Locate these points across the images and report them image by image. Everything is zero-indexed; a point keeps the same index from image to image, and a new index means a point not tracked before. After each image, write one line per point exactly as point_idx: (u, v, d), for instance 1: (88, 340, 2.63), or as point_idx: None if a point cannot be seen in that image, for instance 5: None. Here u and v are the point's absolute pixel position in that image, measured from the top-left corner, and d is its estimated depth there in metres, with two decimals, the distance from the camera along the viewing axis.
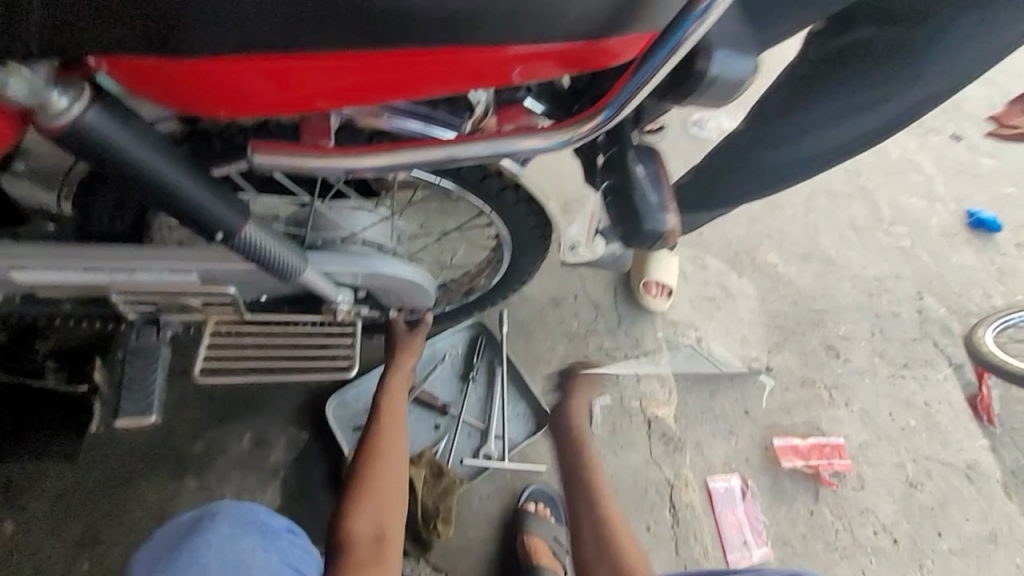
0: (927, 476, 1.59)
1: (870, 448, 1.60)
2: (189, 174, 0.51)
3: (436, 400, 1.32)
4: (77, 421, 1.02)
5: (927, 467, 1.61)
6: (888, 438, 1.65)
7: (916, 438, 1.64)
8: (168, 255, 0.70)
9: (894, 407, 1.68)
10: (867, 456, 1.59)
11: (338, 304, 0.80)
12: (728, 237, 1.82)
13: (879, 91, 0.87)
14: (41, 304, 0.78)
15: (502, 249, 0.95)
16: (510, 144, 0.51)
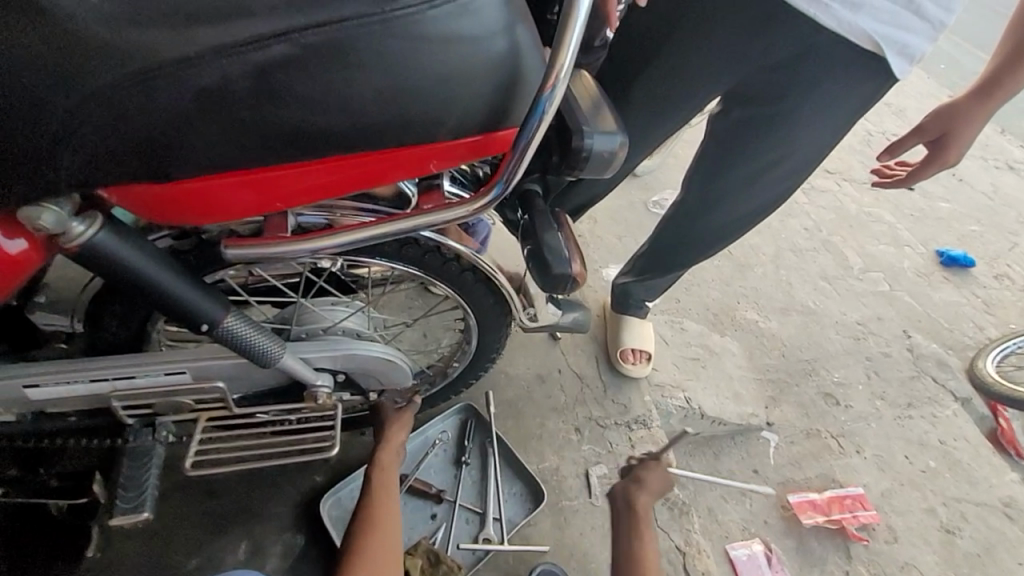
0: (963, 519, 1.58)
1: (893, 496, 1.60)
2: (177, 276, 0.62)
3: (431, 488, 1.32)
4: (73, 547, 1.06)
5: (962, 509, 1.60)
6: (913, 482, 1.63)
7: (942, 480, 1.64)
8: (163, 359, 0.80)
9: (909, 449, 1.69)
10: (892, 504, 1.58)
11: (319, 388, 0.88)
12: (705, 300, 1.90)
13: (772, 155, 1.04)
14: (51, 421, 0.86)
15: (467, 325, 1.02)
16: (437, 216, 0.62)
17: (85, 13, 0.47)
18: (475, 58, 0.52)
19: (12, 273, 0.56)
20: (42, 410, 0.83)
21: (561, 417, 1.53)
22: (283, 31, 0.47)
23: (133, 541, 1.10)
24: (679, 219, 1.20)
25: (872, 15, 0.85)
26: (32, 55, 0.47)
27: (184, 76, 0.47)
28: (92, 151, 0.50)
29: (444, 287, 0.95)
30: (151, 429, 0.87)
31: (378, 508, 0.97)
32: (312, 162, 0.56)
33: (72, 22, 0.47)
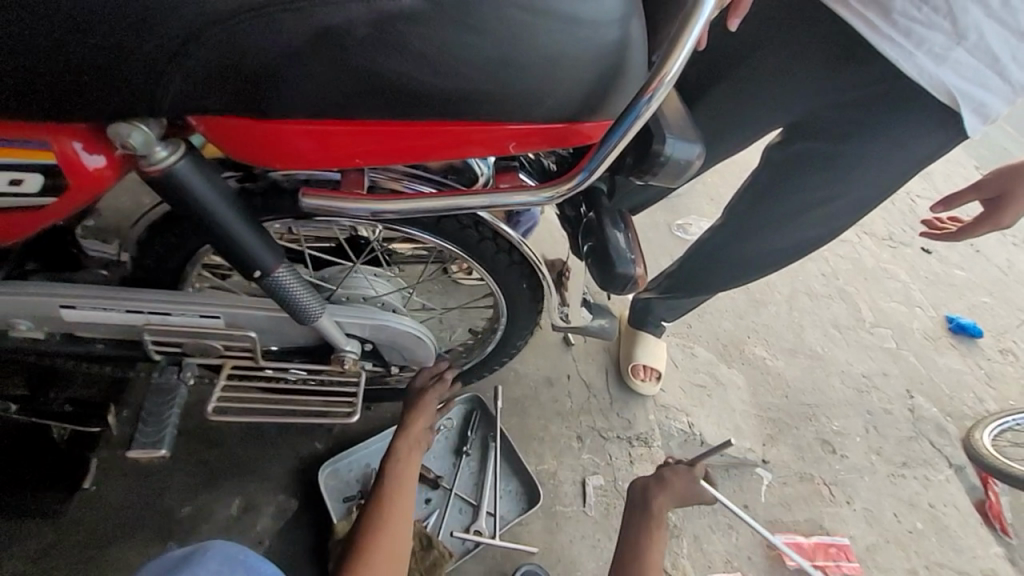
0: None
1: (878, 551, 1.59)
2: (242, 217, 0.61)
3: (429, 472, 1.32)
4: (70, 477, 1.04)
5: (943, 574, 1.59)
6: (898, 541, 1.63)
7: (927, 543, 1.63)
8: (201, 300, 0.80)
9: (898, 507, 1.68)
10: (875, 560, 1.58)
11: (346, 354, 0.88)
12: (716, 330, 1.90)
13: (825, 193, 1.04)
14: (76, 344, 0.83)
15: (497, 311, 1.01)
16: (509, 199, 0.62)
17: None
18: (586, 46, 0.52)
19: (90, 189, 0.58)
20: (71, 333, 0.82)
21: (564, 422, 1.52)
22: None
23: (129, 478, 1.10)
24: (715, 243, 1.19)
25: (954, 69, 0.86)
26: None
27: (305, 17, 0.47)
28: (196, 76, 0.49)
29: (481, 269, 0.94)
30: (177, 368, 0.86)
31: (392, 503, 0.94)
32: (402, 124, 0.55)
33: None
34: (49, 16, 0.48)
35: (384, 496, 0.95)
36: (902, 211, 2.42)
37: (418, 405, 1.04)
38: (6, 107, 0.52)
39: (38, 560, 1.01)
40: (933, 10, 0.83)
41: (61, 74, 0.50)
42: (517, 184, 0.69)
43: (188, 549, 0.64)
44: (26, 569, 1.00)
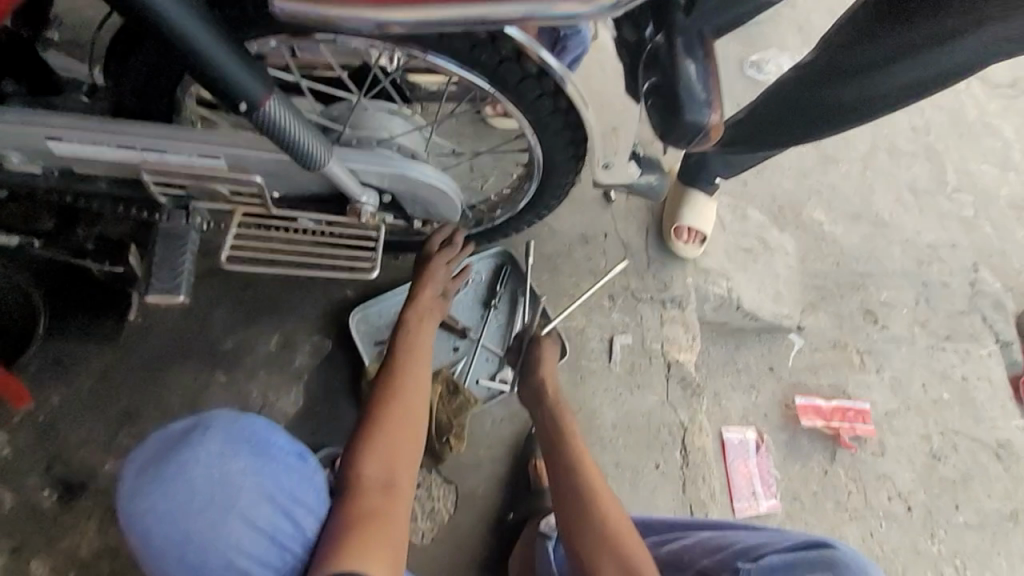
0: (953, 449, 1.59)
1: (896, 417, 1.60)
2: (216, 35, 0.55)
3: (457, 323, 1.31)
4: (118, 307, 1.11)
5: (955, 441, 1.60)
6: (918, 408, 1.62)
7: (947, 412, 1.62)
8: (198, 138, 0.71)
9: (929, 378, 1.65)
10: (891, 424, 1.60)
11: (362, 206, 0.81)
12: (774, 190, 1.71)
13: (965, 19, 0.82)
14: (81, 183, 0.78)
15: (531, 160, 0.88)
16: (543, 3, 0.53)
17: None
18: None
19: None
20: (70, 170, 0.75)
21: (598, 281, 1.48)
22: None
23: (172, 314, 1.15)
24: (798, 90, 0.98)
25: None
26: None
27: None
28: None
29: (515, 111, 0.79)
30: (184, 213, 0.80)
31: (405, 374, 0.94)
32: None
33: None
34: None
35: (399, 364, 0.96)
36: None
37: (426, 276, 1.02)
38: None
39: (102, 380, 1.09)
40: None
41: None
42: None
43: (190, 422, 0.65)
44: (93, 388, 1.08)
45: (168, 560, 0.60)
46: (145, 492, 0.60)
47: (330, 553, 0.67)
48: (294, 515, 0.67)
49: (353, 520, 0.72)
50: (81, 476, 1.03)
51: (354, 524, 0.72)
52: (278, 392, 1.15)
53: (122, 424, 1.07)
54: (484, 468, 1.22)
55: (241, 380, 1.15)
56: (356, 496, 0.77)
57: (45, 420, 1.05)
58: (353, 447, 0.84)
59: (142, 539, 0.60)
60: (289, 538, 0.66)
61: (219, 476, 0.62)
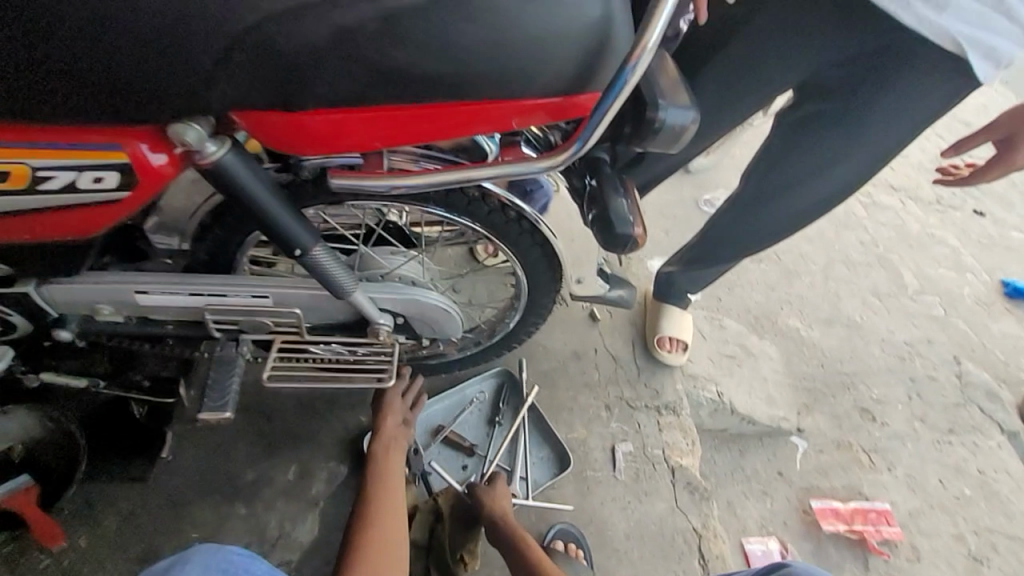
0: (993, 550, 1.59)
1: (921, 516, 1.62)
2: (285, 204, 0.70)
3: (464, 441, 1.39)
4: (150, 448, 1.17)
5: (993, 540, 1.61)
6: (942, 506, 1.64)
7: (975, 509, 1.65)
8: (252, 282, 0.90)
9: (943, 474, 1.69)
10: (918, 525, 1.61)
11: (381, 327, 0.97)
12: (747, 302, 1.90)
13: (839, 151, 1.05)
14: (151, 326, 0.95)
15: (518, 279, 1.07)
16: (517, 168, 0.68)
17: None
18: (573, 23, 0.58)
19: (157, 184, 0.67)
20: (145, 317, 0.93)
21: (593, 393, 1.58)
22: None
23: (199, 451, 1.23)
24: (735, 211, 1.21)
25: (957, 15, 0.87)
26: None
27: (336, 17, 0.54)
28: (247, 75, 0.57)
29: (501, 244, 1.01)
30: (235, 343, 0.96)
31: (379, 497, 1.04)
32: (417, 108, 0.62)
33: None
34: (108, 35, 0.56)
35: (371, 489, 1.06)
36: None
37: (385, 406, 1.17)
38: (78, 98, 0.59)
39: (128, 520, 1.14)
40: None
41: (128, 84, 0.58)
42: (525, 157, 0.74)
43: (170, 560, 0.67)
44: (119, 528, 1.13)
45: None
46: None
47: None
48: None
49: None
50: None
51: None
52: (293, 519, 1.19)
53: (144, 563, 1.11)
54: None
55: (259, 511, 1.19)
56: None
57: (70, 564, 1.09)
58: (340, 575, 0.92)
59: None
60: None
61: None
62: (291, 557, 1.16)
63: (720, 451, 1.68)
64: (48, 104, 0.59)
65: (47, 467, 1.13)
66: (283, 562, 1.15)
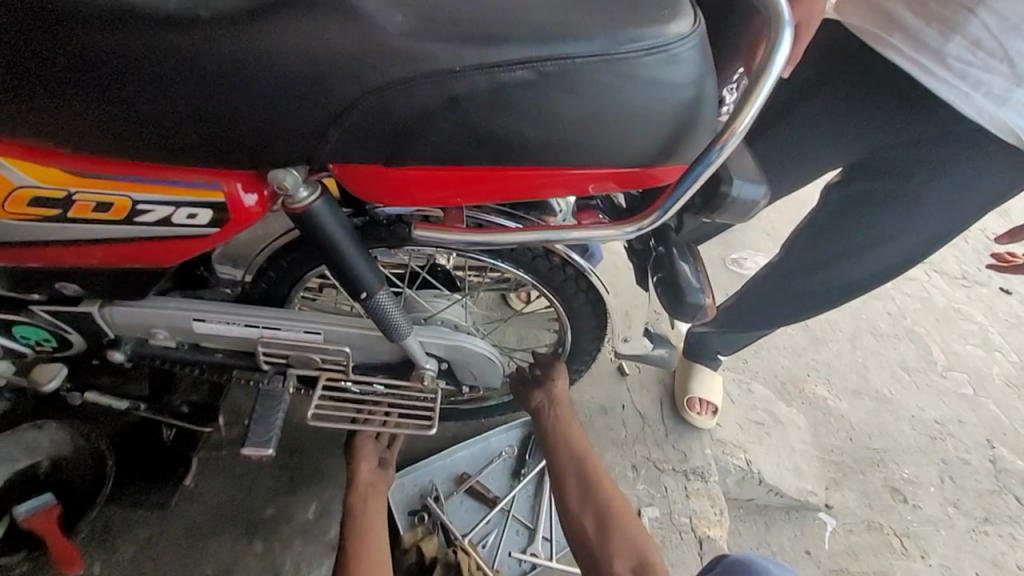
0: None
1: None
2: (358, 247, 0.72)
3: (488, 492, 1.33)
4: (173, 473, 1.15)
5: None
6: None
7: None
8: (306, 318, 0.91)
9: (981, 567, 1.61)
10: None
11: (426, 371, 0.97)
12: (774, 366, 1.87)
13: (888, 230, 1.06)
14: (201, 353, 0.96)
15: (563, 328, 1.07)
16: (588, 232, 0.68)
17: (393, 26, 0.56)
18: (664, 104, 0.60)
19: (243, 222, 0.71)
20: (196, 343, 0.94)
21: (620, 451, 1.55)
22: (529, 60, 0.56)
23: (221, 480, 1.21)
24: (776, 279, 1.21)
25: (1018, 111, 0.90)
26: (305, 60, 0.57)
27: (446, 85, 0.57)
28: (351, 134, 0.60)
29: (551, 296, 1.01)
30: (282, 377, 0.96)
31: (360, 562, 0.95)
32: (500, 170, 0.63)
33: (356, 6, 0.56)
34: (221, 89, 0.58)
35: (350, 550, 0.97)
36: (975, 249, 2.32)
37: (354, 452, 1.09)
38: (186, 143, 0.62)
39: (144, 549, 1.12)
40: (989, 55, 0.88)
41: (237, 134, 0.61)
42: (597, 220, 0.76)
43: None
44: (135, 555, 1.11)
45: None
46: None
47: None
48: None
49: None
50: None
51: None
52: (310, 563, 1.15)
53: None
54: None
55: (276, 551, 1.15)
56: None
57: None
58: None
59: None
60: None
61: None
62: None
63: (745, 521, 1.62)
64: (158, 146, 0.63)
65: (68, 483, 1.10)
66: None
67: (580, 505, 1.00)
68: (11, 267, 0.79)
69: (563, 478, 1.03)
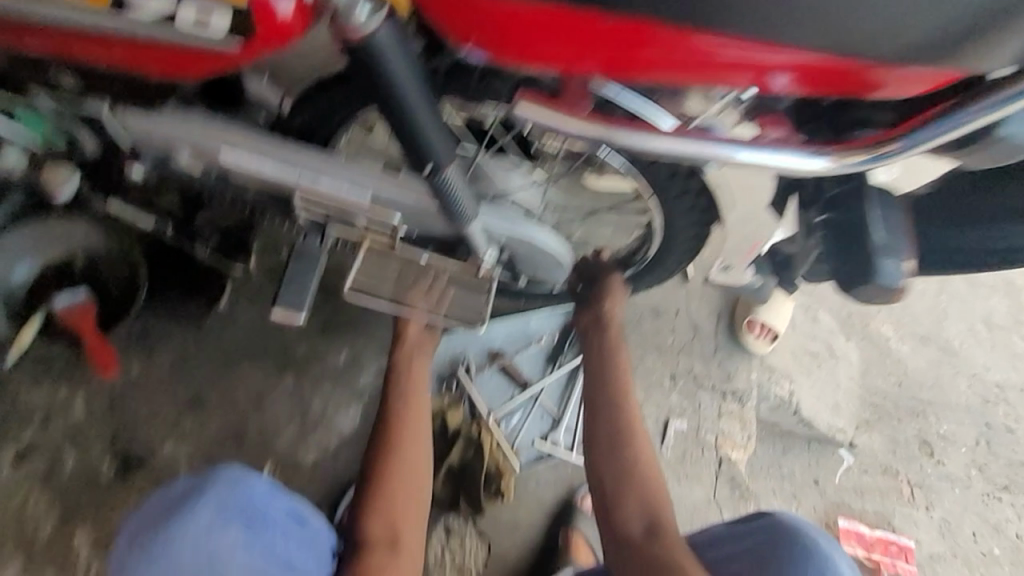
0: None
1: (939, 562, 1.44)
2: (424, 97, 0.56)
3: (520, 375, 1.27)
4: (208, 293, 1.12)
5: None
6: (967, 561, 1.45)
7: (997, 570, 1.44)
8: (354, 170, 0.75)
9: (980, 528, 1.48)
10: (935, 569, 1.43)
11: (483, 260, 0.84)
12: (845, 294, 1.63)
13: None
14: (229, 184, 0.83)
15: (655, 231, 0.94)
16: (778, 151, 0.63)
17: None
18: None
19: (276, 38, 0.55)
20: (223, 174, 0.79)
21: (662, 357, 1.46)
22: None
23: (255, 308, 1.17)
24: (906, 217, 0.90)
25: None
26: None
27: None
28: None
29: (647, 189, 0.85)
30: (320, 235, 0.85)
31: (404, 422, 0.86)
32: (665, 33, 0.52)
33: None
34: None
35: (393, 411, 0.88)
36: None
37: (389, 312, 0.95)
38: None
39: (180, 361, 1.12)
40: None
41: None
42: (783, 129, 0.67)
43: (189, 484, 0.64)
44: (172, 364, 1.11)
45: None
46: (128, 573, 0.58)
47: None
48: None
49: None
50: (141, 453, 1.05)
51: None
52: (337, 407, 1.14)
53: (190, 409, 1.10)
54: (523, 530, 1.18)
55: (306, 389, 1.15)
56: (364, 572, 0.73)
57: (124, 388, 1.09)
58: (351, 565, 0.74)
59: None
60: None
61: (208, 551, 0.60)
62: (330, 443, 1.12)
63: (764, 442, 1.47)
64: None
65: (105, 287, 1.05)
66: (321, 445, 1.12)
67: (607, 454, 0.88)
68: (14, 49, 0.66)
69: (596, 415, 0.91)
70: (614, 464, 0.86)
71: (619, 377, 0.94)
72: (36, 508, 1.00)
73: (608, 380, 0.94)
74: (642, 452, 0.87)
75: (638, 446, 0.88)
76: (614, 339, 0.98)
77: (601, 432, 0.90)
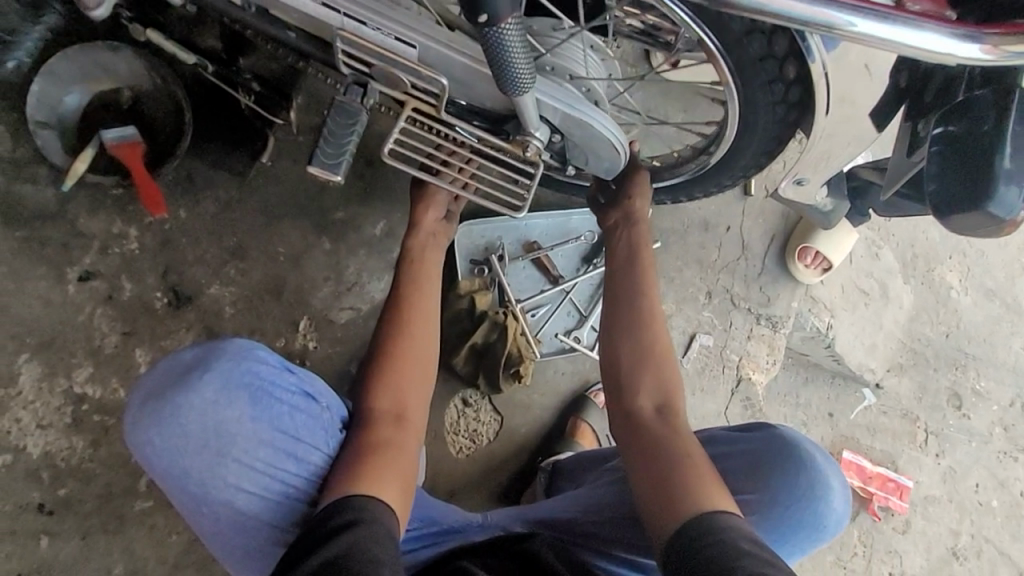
0: (976, 555, 1.41)
1: (933, 504, 1.42)
2: None
3: (552, 269, 1.26)
4: (251, 145, 1.11)
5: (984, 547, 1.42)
6: (960, 505, 1.43)
7: (988, 518, 1.42)
8: (401, 18, 0.69)
9: (986, 481, 1.44)
10: (927, 509, 1.42)
11: (532, 140, 0.78)
12: (917, 233, 1.50)
13: None
14: (271, 24, 0.78)
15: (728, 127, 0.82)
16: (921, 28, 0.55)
17: None
18: None
19: None
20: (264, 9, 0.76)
21: (701, 273, 1.41)
22: None
23: (297, 166, 1.16)
24: None
25: None
26: None
27: None
28: None
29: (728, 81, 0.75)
30: (361, 91, 0.80)
31: (414, 304, 0.88)
32: None
33: None
34: None
35: (403, 300, 0.88)
36: None
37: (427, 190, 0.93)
38: None
39: (225, 209, 1.14)
40: None
41: None
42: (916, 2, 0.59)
43: (200, 351, 0.72)
44: (217, 210, 1.13)
45: (176, 483, 0.70)
46: (144, 428, 0.69)
47: (344, 478, 0.72)
48: (296, 452, 0.73)
49: (362, 449, 0.75)
50: (190, 289, 1.12)
51: (364, 455, 0.75)
52: (371, 274, 1.17)
53: (232, 256, 1.13)
54: (534, 411, 1.24)
55: (342, 252, 1.17)
56: (367, 437, 0.77)
57: (172, 228, 1.13)
58: (355, 434, 0.78)
59: (146, 461, 0.70)
60: (288, 471, 0.73)
61: (213, 421, 0.69)
62: (362, 307, 1.16)
63: (787, 369, 1.45)
64: None
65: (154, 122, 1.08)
66: (354, 309, 1.16)
67: (625, 360, 0.86)
68: None
69: (614, 322, 0.89)
70: (627, 363, 0.85)
71: (642, 290, 0.90)
72: (101, 323, 1.09)
73: (630, 291, 0.90)
74: (655, 354, 0.86)
75: (654, 362, 0.85)
76: (643, 256, 0.93)
77: (618, 341, 0.87)
